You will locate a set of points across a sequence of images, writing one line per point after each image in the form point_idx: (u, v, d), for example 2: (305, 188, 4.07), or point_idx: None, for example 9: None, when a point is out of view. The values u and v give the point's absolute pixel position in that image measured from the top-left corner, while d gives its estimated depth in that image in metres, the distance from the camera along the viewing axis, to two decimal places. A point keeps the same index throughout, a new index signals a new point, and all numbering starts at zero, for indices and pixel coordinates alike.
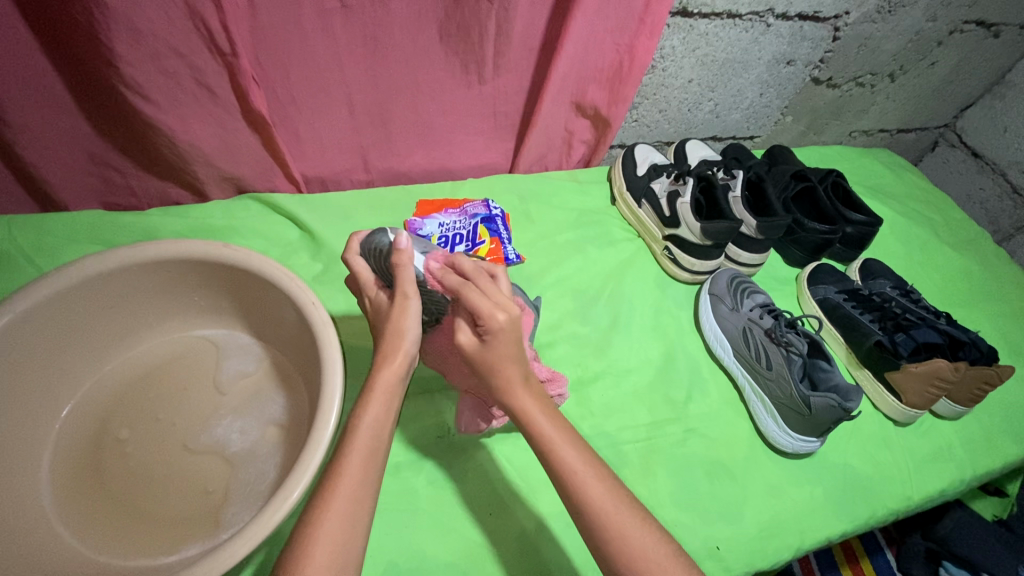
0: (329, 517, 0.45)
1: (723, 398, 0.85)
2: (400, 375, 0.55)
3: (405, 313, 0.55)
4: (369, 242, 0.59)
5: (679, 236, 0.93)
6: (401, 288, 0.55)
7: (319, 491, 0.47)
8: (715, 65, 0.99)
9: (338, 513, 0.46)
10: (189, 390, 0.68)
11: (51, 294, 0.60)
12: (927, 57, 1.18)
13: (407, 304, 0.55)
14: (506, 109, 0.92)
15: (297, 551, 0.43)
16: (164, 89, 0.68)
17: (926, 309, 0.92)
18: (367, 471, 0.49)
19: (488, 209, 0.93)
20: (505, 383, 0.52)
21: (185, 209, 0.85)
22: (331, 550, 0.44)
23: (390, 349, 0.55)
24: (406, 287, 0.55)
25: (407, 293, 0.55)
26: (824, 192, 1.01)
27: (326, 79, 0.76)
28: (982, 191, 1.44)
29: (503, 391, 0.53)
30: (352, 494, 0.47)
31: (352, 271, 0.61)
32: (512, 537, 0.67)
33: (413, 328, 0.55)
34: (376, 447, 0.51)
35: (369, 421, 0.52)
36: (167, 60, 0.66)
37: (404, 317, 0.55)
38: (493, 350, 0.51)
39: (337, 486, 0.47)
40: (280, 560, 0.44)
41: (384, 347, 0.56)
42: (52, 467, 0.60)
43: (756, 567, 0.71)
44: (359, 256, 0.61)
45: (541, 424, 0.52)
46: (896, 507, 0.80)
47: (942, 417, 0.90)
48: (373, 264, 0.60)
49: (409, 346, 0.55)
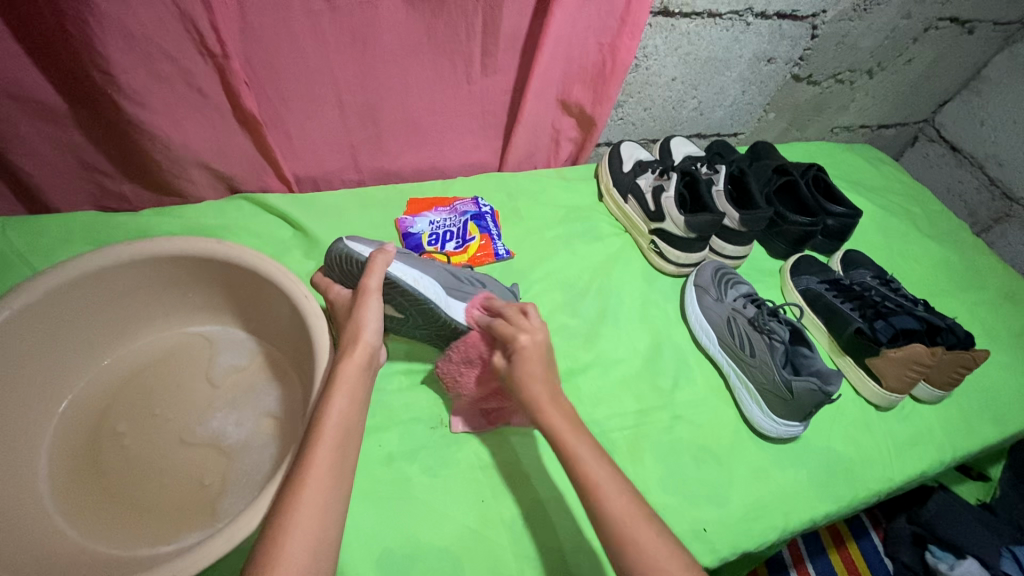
0: (297, 503, 0.47)
1: (709, 385, 0.87)
2: (361, 364, 0.59)
3: (366, 306, 0.61)
4: (334, 253, 0.68)
5: (664, 230, 0.95)
6: (364, 281, 0.62)
7: (292, 479, 0.49)
8: (698, 63, 1.02)
9: (313, 499, 0.48)
10: (184, 384, 0.70)
11: (46, 291, 0.61)
12: (903, 54, 1.21)
13: (368, 297, 0.62)
14: (494, 108, 0.94)
15: (269, 538, 0.45)
16: (158, 86, 0.70)
17: (905, 297, 0.95)
18: (337, 460, 0.51)
19: (478, 207, 0.96)
20: (535, 400, 0.60)
21: (179, 210, 0.86)
22: (306, 535, 0.46)
23: (352, 345, 0.60)
24: (369, 281, 0.62)
25: (370, 287, 0.62)
26: (805, 185, 1.04)
27: (316, 80, 0.78)
28: (962, 184, 1.47)
29: (535, 409, 0.60)
30: (321, 482, 0.49)
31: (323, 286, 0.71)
32: (504, 523, 0.69)
33: (375, 318, 0.62)
34: (346, 436, 0.53)
35: (336, 411, 0.54)
36: (159, 60, 0.67)
37: (365, 309, 0.61)
38: (522, 366, 0.62)
39: (307, 473, 0.49)
40: (256, 545, 0.45)
41: (348, 342, 0.60)
42: (51, 460, 0.61)
43: (742, 548, 0.73)
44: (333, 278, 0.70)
45: (573, 441, 0.57)
46: (877, 489, 0.82)
47: (922, 401, 0.93)
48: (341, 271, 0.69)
49: (368, 337, 0.60)
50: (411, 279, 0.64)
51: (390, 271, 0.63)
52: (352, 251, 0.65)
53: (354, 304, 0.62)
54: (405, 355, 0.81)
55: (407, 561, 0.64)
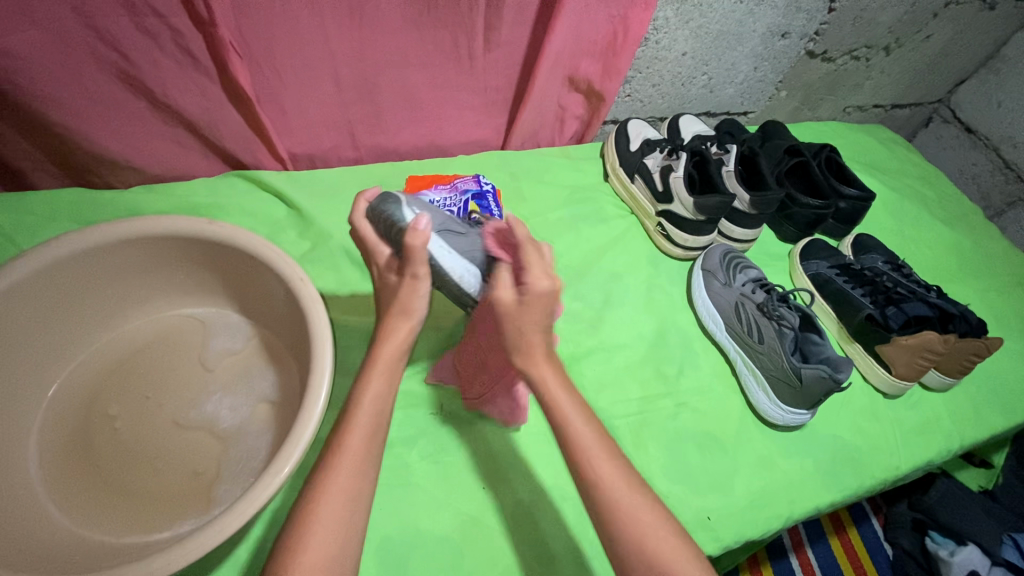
0: (312, 496, 0.46)
1: (715, 372, 0.86)
2: (404, 347, 0.54)
3: (416, 292, 0.53)
4: (382, 206, 0.54)
5: (672, 212, 0.93)
6: (411, 268, 0.52)
7: (318, 470, 0.48)
8: (710, 37, 0.98)
9: (341, 493, 0.47)
10: (177, 369, 0.68)
11: (31, 273, 0.58)
12: (922, 30, 1.17)
13: (418, 285, 0.53)
14: (497, 83, 0.91)
15: (292, 532, 0.45)
16: (145, 45, 0.66)
17: (917, 283, 0.92)
18: (370, 449, 0.50)
19: (479, 185, 0.91)
20: (528, 348, 0.51)
21: (170, 187, 0.83)
22: (331, 531, 0.45)
23: (393, 327, 0.54)
24: (417, 268, 0.52)
25: (418, 275, 0.52)
26: (818, 167, 1.01)
27: (313, 52, 0.74)
28: (975, 167, 1.44)
29: (525, 356, 0.52)
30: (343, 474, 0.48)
31: (355, 232, 0.58)
32: (506, 510, 0.68)
33: (423, 308, 0.54)
34: (377, 424, 0.51)
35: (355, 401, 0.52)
36: (145, 18, 0.63)
37: (415, 298, 0.53)
38: (524, 314, 0.49)
39: (337, 465, 0.48)
40: (278, 540, 0.45)
41: (390, 322, 0.54)
42: (41, 445, 0.59)
43: (747, 537, 0.72)
44: (372, 229, 0.57)
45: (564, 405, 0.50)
46: (884, 477, 0.81)
47: (931, 389, 0.91)
48: (382, 231, 0.55)
49: (416, 321, 0.54)
50: (464, 282, 0.56)
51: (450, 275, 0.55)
52: (401, 221, 0.53)
53: (400, 287, 0.53)
54: None
55: (407, 548, 0.63)
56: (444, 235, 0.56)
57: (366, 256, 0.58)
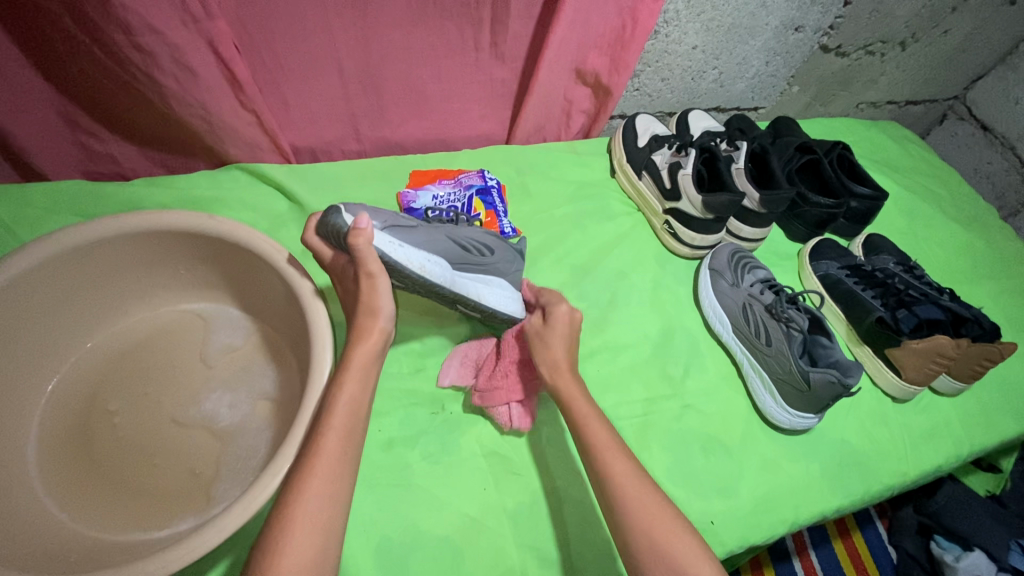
0: (299, 497, 0.47)
1: (721, 373, 0.84)
2: (378, 349, 0.57)
3: (377, 290, 0.56)
4: (326, 215, 0.56)
5: (679, 210, 0.91)
6: (365, 266, 0.54)
7: (297, 471, 0.48)
8: (721, 30, 0.95)
9: (319, 492, 0.47)
10: (176, 364, 0.67)
11: (28, 267, 0.58)
12: (940, 25, 1.14)
13: (376, 282, 0.55)
14: (503, 76, 0.89)
15: (279, 535, 0.44)
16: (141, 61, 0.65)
17: (929, 285, 0.90)
18: (346, 448, 0.50)
19: (484, 180, 0.90)
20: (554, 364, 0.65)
21: (172, 179, 0.82)
22: (315, 535, 0.45)
23: (366, 328, 0.57)
24: (371, 265, 0.54)
25: (372, 272, 0.54)
26: (829, 164, 0.99)
27: (316, 44, 0.73)
28: (990, 166, 1.41)
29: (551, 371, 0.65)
30: (330, 474, 0.48)
31: (312, 250, 0.62)
32: (506, 511, 0.67)
33: (388, 305, 0.57)
34: (354, 424, 0.52)
35: (344, 401, 0.53)
36: (143, 32, 0.62)
37: (376, 295, 0.56)
38: (548, 334, 0.67)
39: (315, 463, 0.48)
40: (262, 540, 0.45)
41: (361, 323, 0.58)
42: (40, 440, 0.59)
43: (750, 542, 0.71)
44: (320, 237, 0.61)
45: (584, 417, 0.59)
46: (891, 483, 0.80)
47: (941, 393, 0.89)
48: (328, 238, 0.59)
49: (385, 322, 0.58)
50: (422, 270, 0.59)
51: (407, 267, 0.57)
52: (344, 226, 0.54)
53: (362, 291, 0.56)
54: (406, 330, 0.78)
55: (407, 549, 0.62)
56: (392, 234, 0.59)
57: (328, 269, 0.63)
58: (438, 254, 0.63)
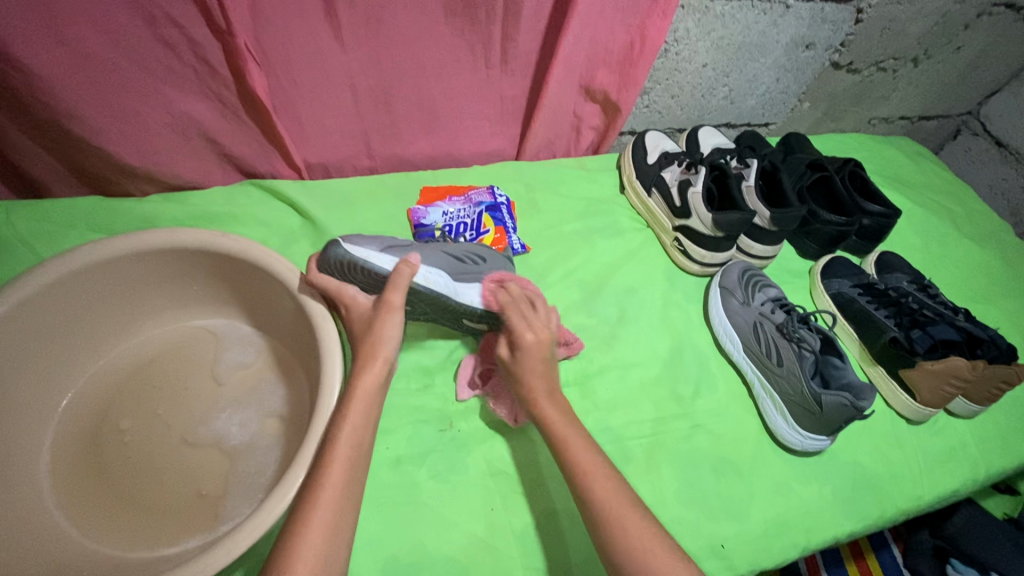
0: (312, 518, 0.47)
1: (731, 393, 0.84)
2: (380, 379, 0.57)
3: (389, 322, 0.59)
4: (327, 250, 0.58)
5: (689, 227, 0.91)
6: (387, 298, 0.58)
7: (309, 494, 0.48)
8: (731, 48, 0.96)
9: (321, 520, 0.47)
10: (187, 381, 0.67)
11: (46, 284, 0.59)
12: (953, 41, 1.13)
13: (393, 314, 0.59)
14: (514, 93, 0.90)
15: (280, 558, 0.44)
16: (163, 56, 0.66)
17: (944, 305, 0.89)
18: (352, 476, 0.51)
19: (494, 197, 0.91)
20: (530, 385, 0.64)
21: (187, 195, 0.83)
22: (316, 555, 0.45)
23: (370, 355, 0.58)
24: (393, 297, 0.58)
25: (393, 304, 0.58)
26: (841, 182, 0.98)
27: (329, 62, 0.74)
28: (1005, 181, 1.39)
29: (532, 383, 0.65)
30: (340, 493, 0.49)
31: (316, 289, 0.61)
32: (514, 533, 0.67)
33: (395, 334, 0.59)
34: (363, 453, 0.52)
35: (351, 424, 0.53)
36: (165, 25, 0.63)
37: (388, 326, 0.59)
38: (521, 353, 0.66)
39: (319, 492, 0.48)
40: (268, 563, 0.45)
41: (364, 353, 0.58)
42: (52, 458, 0.59)
43: (761, 566, 0.70)
44: (321, 270, 0.61)
45: None
46: (906, 507, 0.78)
47: (956, 415, 0.88)
48: (331, 273, 0.60)
49: (388, 352, 0.58)
50: (425, 282, 0.60)
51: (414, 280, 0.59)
52: (350, 258, 0.57)
53: (377, 322, 0.59)
54: (415, 347, 0.78)
55: (413, 570, 0.62)
56: (393, 254, 0.61)
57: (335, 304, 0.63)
58: (439, 266, 0.65)
